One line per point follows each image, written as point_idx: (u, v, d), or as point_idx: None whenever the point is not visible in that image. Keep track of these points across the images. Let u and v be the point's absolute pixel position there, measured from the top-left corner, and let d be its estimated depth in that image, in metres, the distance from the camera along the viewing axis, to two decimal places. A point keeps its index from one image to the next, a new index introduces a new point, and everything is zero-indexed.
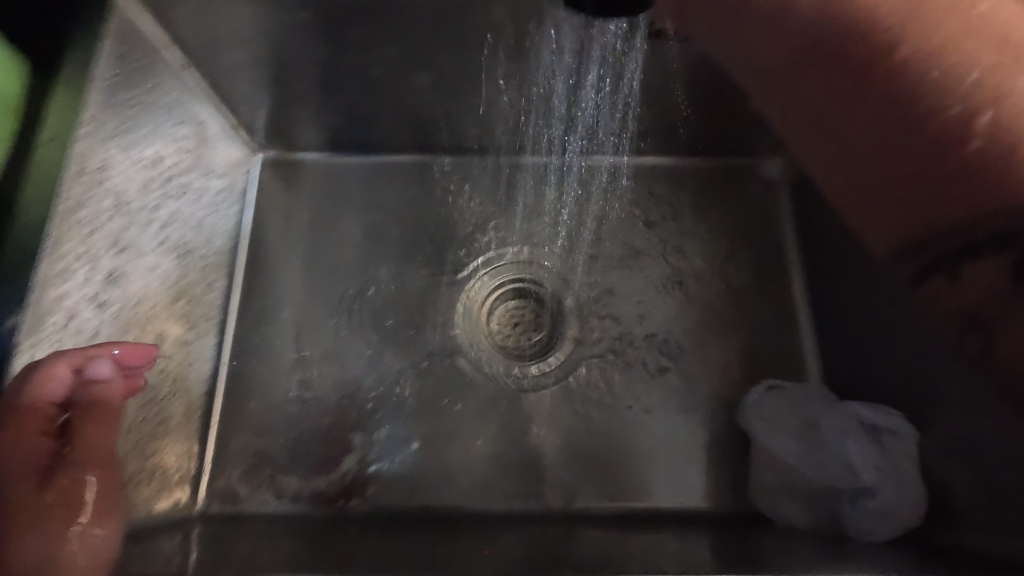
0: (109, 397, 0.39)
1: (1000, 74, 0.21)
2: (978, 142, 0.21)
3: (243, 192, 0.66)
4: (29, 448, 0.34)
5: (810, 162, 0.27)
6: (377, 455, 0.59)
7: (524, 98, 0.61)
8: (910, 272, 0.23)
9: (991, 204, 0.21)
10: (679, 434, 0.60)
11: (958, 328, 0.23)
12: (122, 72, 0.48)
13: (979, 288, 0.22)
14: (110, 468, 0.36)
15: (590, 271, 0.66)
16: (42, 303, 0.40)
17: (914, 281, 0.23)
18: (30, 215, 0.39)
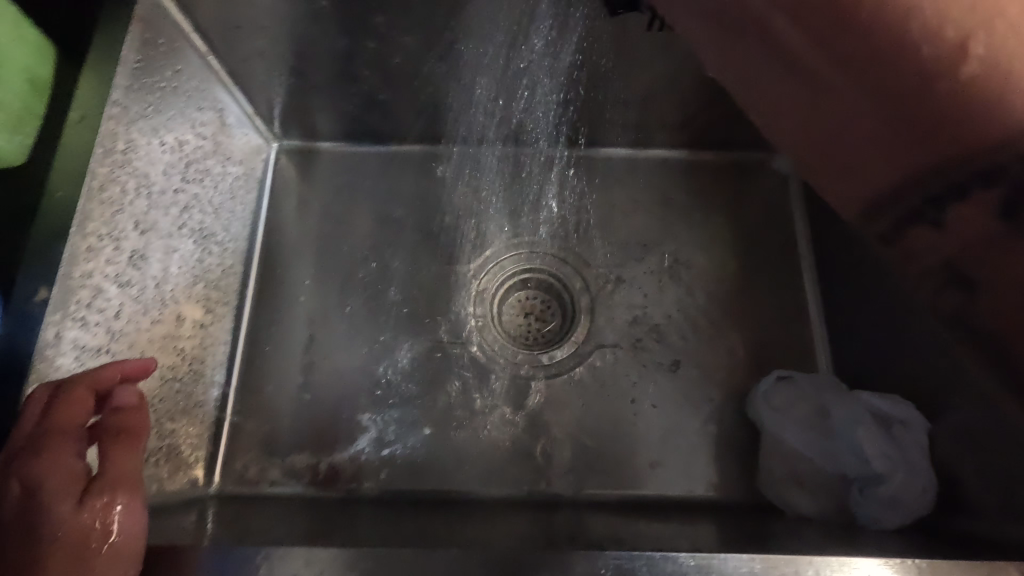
0: (139, 421, 0.37)
1: None
2: (971, 67, 0.17)
3: (261, 179, 0.67)
4: (60, 484, 0.32)
5: (763, 111, 0.23)
6: (390, 439, 0.59)
7: (539, 89, 0.61)
8: (894, 220, 0.22)
9: (983, 140, 0.18)
10: (689, 422, 0.60)
11: (934, 268, 0.22)
12: (148, 55, 0.49)
13: (975, 223, 0.20)
14: (138, 494, 0.33)
15: (601, 262, 0.67)
16: (70, 277, 0.41)
17: (898, 228, 0.22)
18: (60, 194, 0.40)
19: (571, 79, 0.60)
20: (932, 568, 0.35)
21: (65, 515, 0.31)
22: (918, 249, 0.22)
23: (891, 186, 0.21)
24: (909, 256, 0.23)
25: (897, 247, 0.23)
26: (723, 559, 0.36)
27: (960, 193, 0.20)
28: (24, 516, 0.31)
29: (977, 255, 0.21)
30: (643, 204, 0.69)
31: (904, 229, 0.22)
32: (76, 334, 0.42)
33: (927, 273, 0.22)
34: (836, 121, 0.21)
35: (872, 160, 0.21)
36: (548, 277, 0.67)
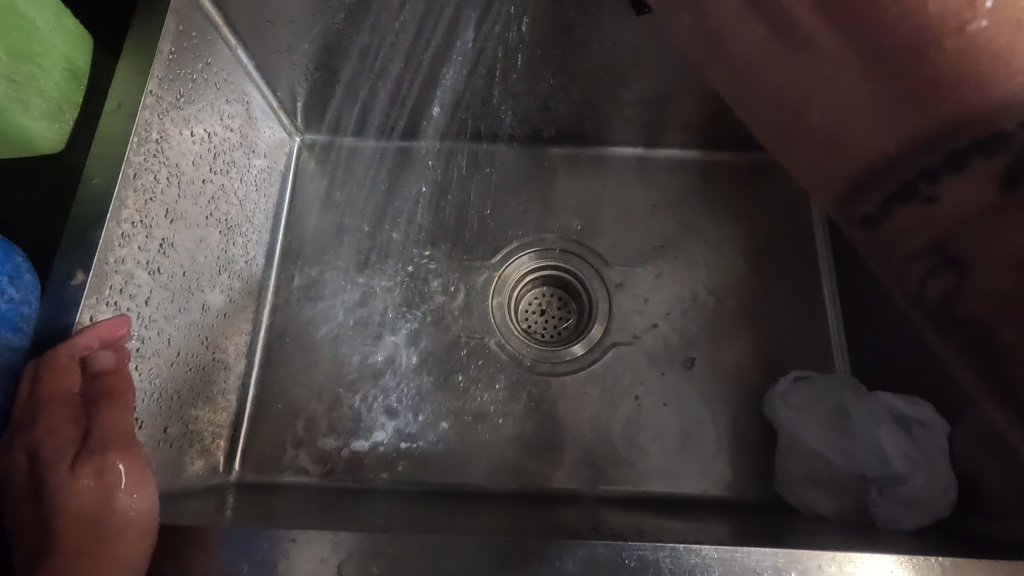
0: (120, 383, 0.40)
1: None
2: (954, 43, 0.19)
3: (283, 171, 0.68)
4: (60, 447, 0.36)
5: (768, 87, 0.25)
6: (407, 432, 0.60)
7: (561, 86, 0.62)
8: (880, 200, 0.24)
9: (956, 116, 0.21)
10: (705, 421, 0.60)
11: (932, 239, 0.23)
12: (181, 47, 0.49)
13: (954, 202, 0.23)
14: (134, 447, 0.38)
15: (619, 260, 0.67)
16: (105, 264, 0.42)
17: (884, 208, 0.24)
18: (99, 179, 0.42)
19: (594, 77, 0.61)
20: (955, 567, 0.36)
21: (64, 476, 0.35)
22: (903, 227, 0.24)
23: (881, 161, 0.23)
24: (897, 237, 0.25)
25: (885, 229, 0.25)
26: (747, 553, 0.37)
27: (935, 173, 0.22)
28: (34, 476, 0.35)
29: (969, 227, 0.23)
30: (660, 203, 0.69)
31: (889, 210, 0.24)
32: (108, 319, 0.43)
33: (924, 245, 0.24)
34: (832, 104, 0.23)
35: (863, 138, 0.23)
36: (566, 274, 0.67)
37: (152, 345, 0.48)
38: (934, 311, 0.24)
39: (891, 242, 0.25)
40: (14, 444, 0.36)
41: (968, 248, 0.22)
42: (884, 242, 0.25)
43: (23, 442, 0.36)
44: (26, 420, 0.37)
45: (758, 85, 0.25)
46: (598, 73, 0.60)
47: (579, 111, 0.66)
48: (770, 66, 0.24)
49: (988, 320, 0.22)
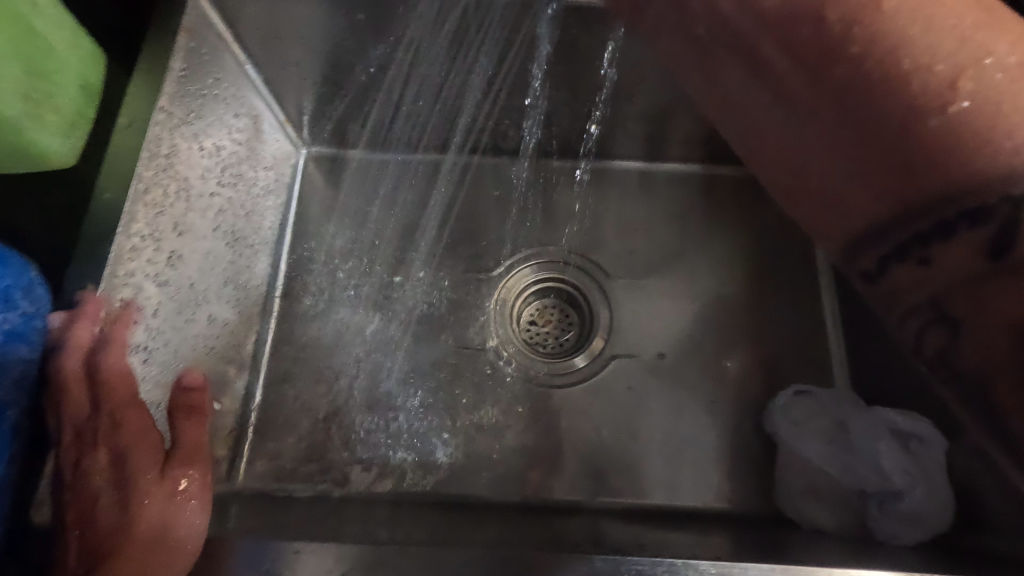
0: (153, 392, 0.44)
1: (978, 35, 0.22)
2: (939, 121, 0.22)
3: (289, 184, 0.69)
4: (139, 462, 0.40)
5: (774, 148, 0.28)
6: (409, 442, 0.61)
7: (565, 100, 0.63)
8: (878, 257, 0.26)
9: (945, 186, 0.23)
10: (705, 433, 0.61)
11: (929, 299, 0.25)
12: (191, 64, 0.51)
13: (948, 264, 0.24)
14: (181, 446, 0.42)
15: (620, 272, 0.68)
16: (109, 270, 0.45)
17: (882, 265, 0.26)
18: (106, 194, 0.45)
19: (597, 93, 0.61)
20: None
21: (139, 490, 0.39)
22: (901, 284, 0.26)
23: (876, 224, 0.25)
24: (892, 294, 0.27)
25: (882, 285, 0.27)
26: (744, 568, 0.37)
27: (929, 236, 0.24)
28: (103, 483, 0.39)
29: (958, 292, 0.24)
30: (661, 216, 0.70)
31: (887, 267, 0.26)
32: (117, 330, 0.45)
33: (920, 304, 0.26)
34: (832, 167, 0.25)
35: (861, 202, 0.25)
36: (568, 286, 0.68)
37: (161, 355, 0.49)
38: (932, 361, 0.26)
39: (890, 297, 0.27)
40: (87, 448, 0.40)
41: (963, 309, 0.24)
42: (881, 297, 0.27)
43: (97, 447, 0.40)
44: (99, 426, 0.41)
45: (767, 145, 0.28)
46: (602, 90, 0.61)
47: (580, 125, 0.66)
48: (778, 129, 0.27)
49: (988, 379, 0.24)
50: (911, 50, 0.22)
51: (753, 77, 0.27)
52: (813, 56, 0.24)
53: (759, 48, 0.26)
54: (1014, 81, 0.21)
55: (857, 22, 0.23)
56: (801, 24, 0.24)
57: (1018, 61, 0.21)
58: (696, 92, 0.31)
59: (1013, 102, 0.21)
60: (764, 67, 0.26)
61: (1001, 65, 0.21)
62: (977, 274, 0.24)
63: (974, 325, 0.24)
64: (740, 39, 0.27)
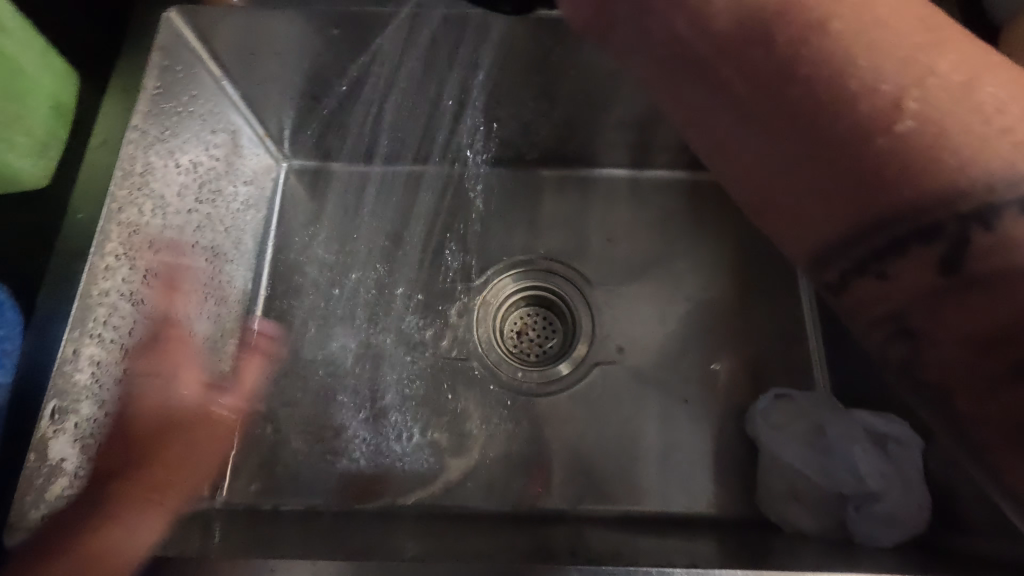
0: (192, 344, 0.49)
1: (919, 54, 0.22)
2: (885, 140, 0.21)
3: (270, 198, 0.69)
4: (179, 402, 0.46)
5: (737, 161, 0.28)
6: (393, 454, 0.61)
7: (544, 110, 0.63)
8: (839, 272, 0.25)
9: (896, 205, 0.22)
10: (688, 438, 0.61)
11: (892, 313, 0.25)
12: (167, 82, 0.52)
13: (905, 279, 0.24)
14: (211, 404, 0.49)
15: (602, 279, 0.68)
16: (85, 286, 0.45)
17: (843, 279, 0.25)
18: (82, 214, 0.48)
19: (575, 101, 0.62)
20: None
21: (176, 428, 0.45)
22: (865, 298, 0.25)
23: (834, 242, 0.25)
24: (856, 306, 0.26)
25: (847, 298, 0.26)
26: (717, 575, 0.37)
27: (886, 253, 0.24)
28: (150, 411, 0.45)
29: (919, 307, 0.24)
30: (643, 223, 0.70)
31: (849, 281, 0.25)
32: (94, 350, 0.46)
33: (883, 317, 0.25)
34: (789, 184, 0.25)
35: (818, 218, 0.25)
36: (550, 294, 0.68)
37: None
38: (897, 372, 0.26)
39: (855, 309, 0.26)
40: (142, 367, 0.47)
41: (924, 324, 0.24)
42: (846, 309, 0.27)
43: (154, 364, 0.47)
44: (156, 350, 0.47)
45: (731, 158, 0.28)
46: (581, 99, 0.61)
47: (559, 134, 0.67)
48: (739, 144, 0.27)
49: (949, 393, 0.24)
50: (855, 72, 0.22)
51: (711, 96, 0.27)
52: (766, 78, 0.24)
53: (714, 67, 0.26)
54: (958, 96, 0.21)
55: (803, 46, 0.23)
56: (752, 47, 0.25)
57: (962, 79, 0.22)
58: (664, 108, 0.31)
59: (958, 121, 0.21)
60: (721, 85, 0.26)
61: (942, 85, 0.21)
62: (935, 289, 0.24)
63: (937, 337, 0.24)
64: (699, 57, 0.27)
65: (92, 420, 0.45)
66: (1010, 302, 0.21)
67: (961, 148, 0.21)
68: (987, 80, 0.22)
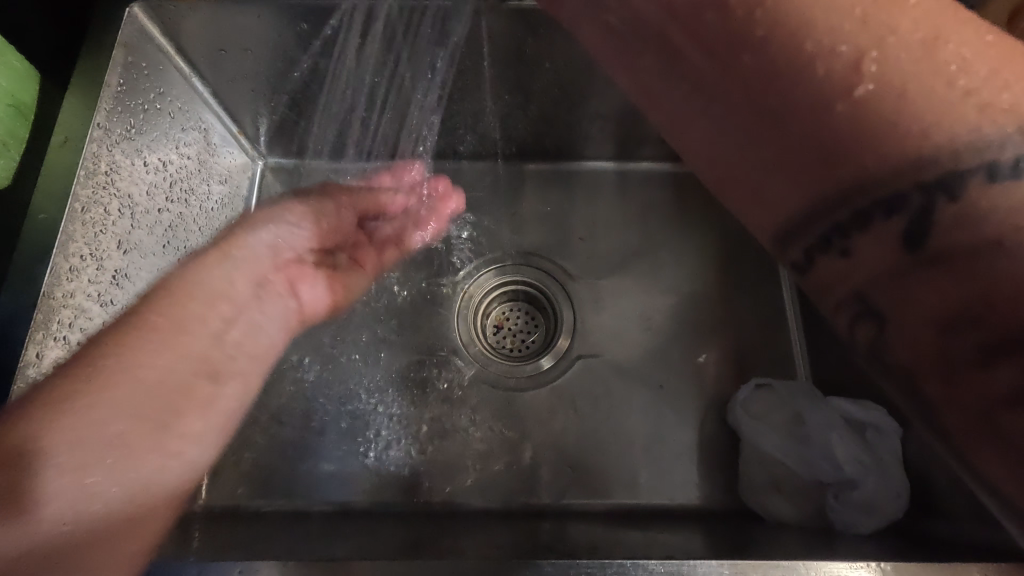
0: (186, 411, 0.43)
1: (879, 12, 0.22)
2: (844, 106, 0.21)
3: (247, 196, 0.67)
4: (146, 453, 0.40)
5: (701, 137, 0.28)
6: (375, 453, 0.60)
7: (521, 103, 0.63)
8: (804, 249, 0.26)
9: (858, 174, 0.22)
10: (672, 430, 0.61)
11: (855, 292, 0.25)
12: (133, 79, 0.51)
13: (866, 256, 0.24)
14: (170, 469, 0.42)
15: (583, 273, 0.68)
16: (52, 285, 0.45)
17: (807, 257, 0.26)
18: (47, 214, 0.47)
19: (551, 94, 0.61)
20: (898, 570, 0.36)
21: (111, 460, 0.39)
22: (828, 277, 0.26)
23: (798, 215, 0.25)
24: (821, 285, 0.26)
25: (812, 276, 0.26)
26: (693, 565, 0.37)
27: (847, 226, 0.24)
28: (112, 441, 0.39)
29: (880, 286, 0.24)
30: (624, 216, 0.70)
31: (813, 258, 0.26)
32: (59, 353, 0.45)
33: (847, 296, 0.25)
34: (756, 157, 0.25)
35: (781, 192, 0.25)
36: (531, 288, 0.68)
37: None
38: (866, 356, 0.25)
39: (821, 289, 0.26)
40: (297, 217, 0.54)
41: (886, 302, 0.24)
42: (812, 289, 0.27)
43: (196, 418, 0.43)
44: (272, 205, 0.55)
45: (694, 134, 0.28)
46: (557, 91, 0.61)
47: (537, 127, 0.66)
48: (702, 118, 0.27)
49: (914, 376, 0.23)
50: (813, 34, 0.22)
51: (672, 71, 0.27)
52: (720, 49, 0.24)
53: (672, 38, 0.26)
54: (920, 55, 0.21)
55: (760, 5, 0.23)
56: (707, 13, 0.24)
57: (923, 37, 0.21)
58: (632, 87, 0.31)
59: (921, 82, 0.21)
60: (680, 55, 0.27)
61: (900, 56, 0.21)
62: (896, 265, 0.23)
63: (900, 314, 0.23)
64: (658, 33, 0.27)
65: None
66: (975, 275, 0.21)
67: (923, 113, 0.21)
68: (950, 36, 0.21)
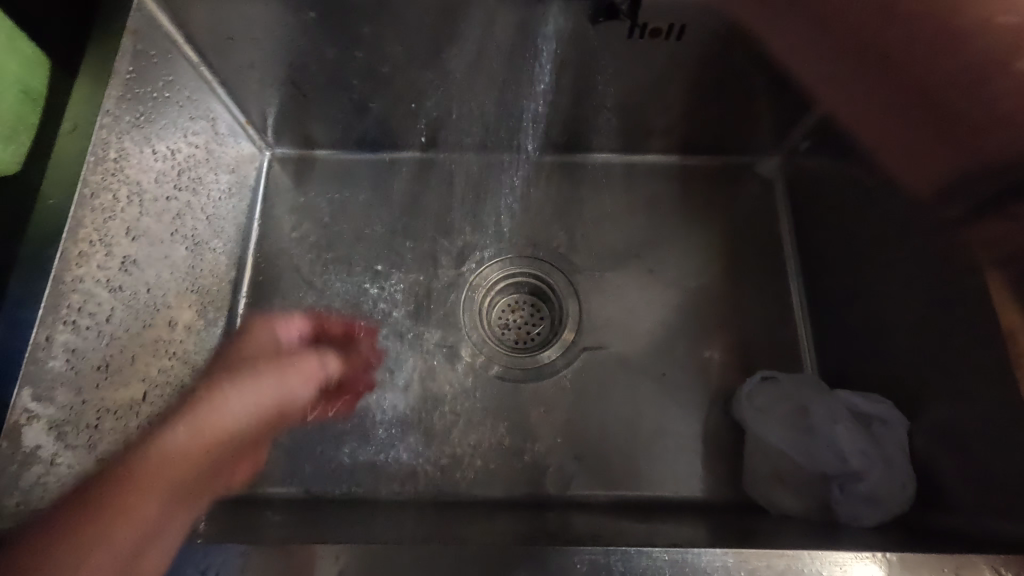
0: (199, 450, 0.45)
1: None
2: None
3: (253, 186, 0.68)
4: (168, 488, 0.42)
5: None
6: (380, 441, 0.60)
7: (527, 95, 0.63)
8: (971, 208, 0.44)
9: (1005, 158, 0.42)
10: (676, 422, 0.61)
11: (1011, 249, 0.42)
12: (143, 67, 0.51)
13: None
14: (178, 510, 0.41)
15: (589, 265, 0.68)
16: (64, 268, 0.44)
17: (975, 214, 0.44)
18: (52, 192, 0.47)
19: (557, 87, 0.61)
20: (903, 562, 0.36)
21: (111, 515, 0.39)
22: (992, 234, 0.43)
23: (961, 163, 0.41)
24: (989, 241, 0.43)
25: (981, 229, 0.44)
26: (697, 554, 0.37)
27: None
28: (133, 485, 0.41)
29: None
30: (630, 207, 0.70)
31: (982, 218, 0.44)
32: (68, 337, 0.44)
33: (1007, 255, 0.42)
34: None
35: None
36: (536, 280, 0.68)
37: (116, 363, 0.48)
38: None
39: (1005, 241, 0.42)
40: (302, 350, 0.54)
41: None
42: (995, 243, 0.43)
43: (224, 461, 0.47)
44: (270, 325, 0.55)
45: None
46: (564, 84, 0.60)
47: (543, 119, 0.66)
48: None
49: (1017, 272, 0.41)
50: None
51: None
52: None
53: None
54: None
55: None
56: None
57: None
58: None
59: None
60: None
61: None
62: None
63: None
64: None
65: (68, 406, 0.44)
66: None
67: None
68: None
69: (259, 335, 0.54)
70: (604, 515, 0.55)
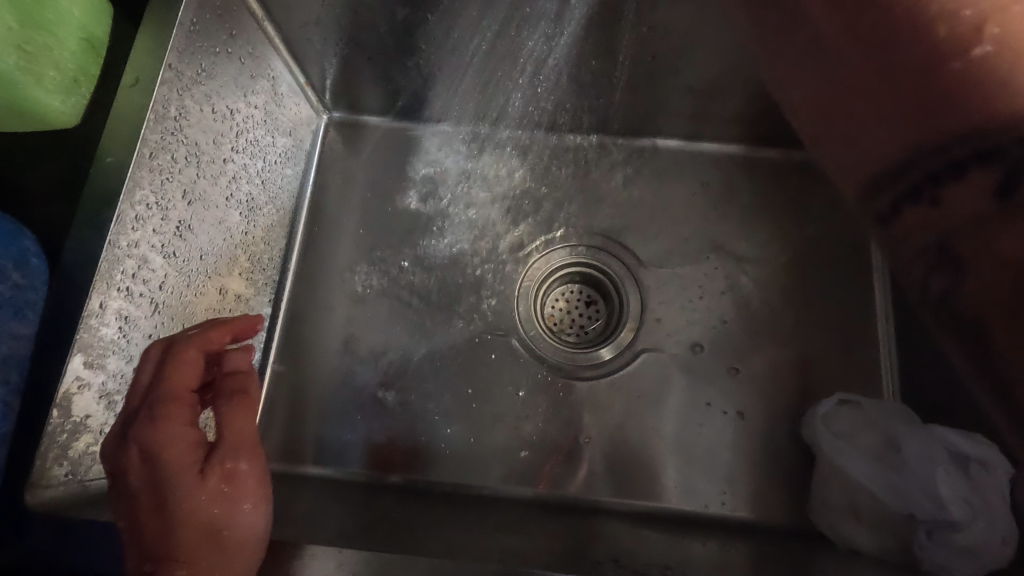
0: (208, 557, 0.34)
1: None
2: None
3: (307, 151, 0.65)
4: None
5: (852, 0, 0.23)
6: (426, 430, 0.58)
7: (601, 73, 0.58)
8: (891, 201, 0.24)
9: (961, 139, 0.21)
10: (736, 437, 0.57)
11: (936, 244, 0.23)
12: (207, 18, 0.48)
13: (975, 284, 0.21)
14: None
15: (654, 260, 0.63)
16: (120, 231, 0.42)
17: (893, 210, 0.24)
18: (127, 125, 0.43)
19: (637, 63, 0.56)
20: None
21: None
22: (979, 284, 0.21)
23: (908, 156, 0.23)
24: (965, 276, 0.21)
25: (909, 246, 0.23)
26: None
27: (964, 165, 0.21)
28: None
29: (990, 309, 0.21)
30: (703, 200, 0.65)
31: (899, 212, 0.24)
32: (120, 305, 0.42)
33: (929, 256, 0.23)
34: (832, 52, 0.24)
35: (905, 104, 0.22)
36: (597, 273, 0.64)
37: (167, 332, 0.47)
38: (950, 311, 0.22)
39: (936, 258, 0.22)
40: (233, 437, 0.37)
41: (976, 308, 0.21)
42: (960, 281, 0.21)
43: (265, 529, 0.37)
44: (166, 435, 0.34)
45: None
46: (643, 63, 0.55)
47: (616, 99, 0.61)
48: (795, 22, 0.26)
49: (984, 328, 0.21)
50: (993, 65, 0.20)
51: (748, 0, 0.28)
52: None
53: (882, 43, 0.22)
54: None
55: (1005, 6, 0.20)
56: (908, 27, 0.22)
57: None
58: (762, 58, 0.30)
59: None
60: None
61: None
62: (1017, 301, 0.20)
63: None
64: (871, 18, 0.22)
65: (118, 375, 0.43)
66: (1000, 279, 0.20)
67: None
68: None
69: (171, 466, 0.34)
70: (667, 542, 0.53)
